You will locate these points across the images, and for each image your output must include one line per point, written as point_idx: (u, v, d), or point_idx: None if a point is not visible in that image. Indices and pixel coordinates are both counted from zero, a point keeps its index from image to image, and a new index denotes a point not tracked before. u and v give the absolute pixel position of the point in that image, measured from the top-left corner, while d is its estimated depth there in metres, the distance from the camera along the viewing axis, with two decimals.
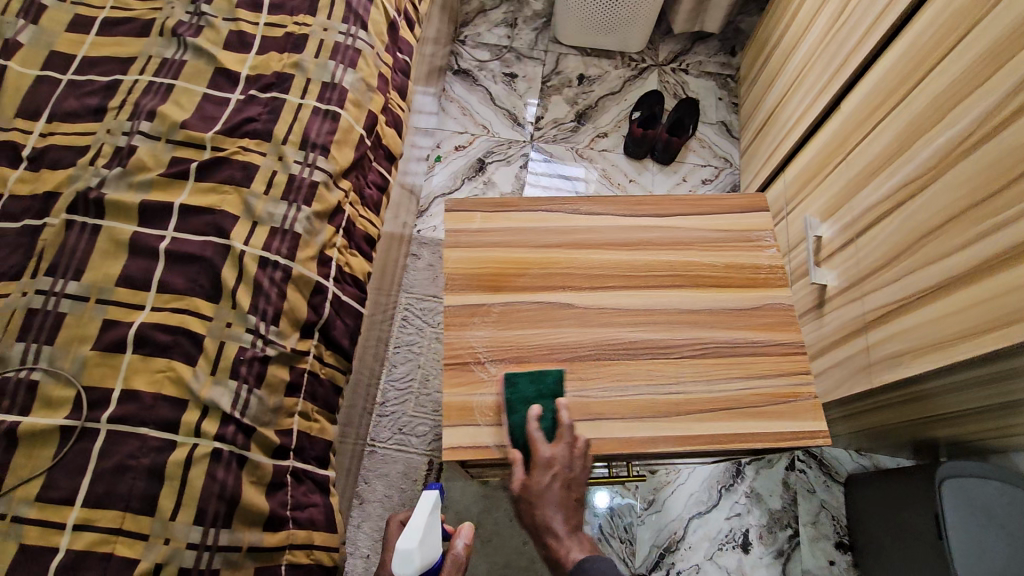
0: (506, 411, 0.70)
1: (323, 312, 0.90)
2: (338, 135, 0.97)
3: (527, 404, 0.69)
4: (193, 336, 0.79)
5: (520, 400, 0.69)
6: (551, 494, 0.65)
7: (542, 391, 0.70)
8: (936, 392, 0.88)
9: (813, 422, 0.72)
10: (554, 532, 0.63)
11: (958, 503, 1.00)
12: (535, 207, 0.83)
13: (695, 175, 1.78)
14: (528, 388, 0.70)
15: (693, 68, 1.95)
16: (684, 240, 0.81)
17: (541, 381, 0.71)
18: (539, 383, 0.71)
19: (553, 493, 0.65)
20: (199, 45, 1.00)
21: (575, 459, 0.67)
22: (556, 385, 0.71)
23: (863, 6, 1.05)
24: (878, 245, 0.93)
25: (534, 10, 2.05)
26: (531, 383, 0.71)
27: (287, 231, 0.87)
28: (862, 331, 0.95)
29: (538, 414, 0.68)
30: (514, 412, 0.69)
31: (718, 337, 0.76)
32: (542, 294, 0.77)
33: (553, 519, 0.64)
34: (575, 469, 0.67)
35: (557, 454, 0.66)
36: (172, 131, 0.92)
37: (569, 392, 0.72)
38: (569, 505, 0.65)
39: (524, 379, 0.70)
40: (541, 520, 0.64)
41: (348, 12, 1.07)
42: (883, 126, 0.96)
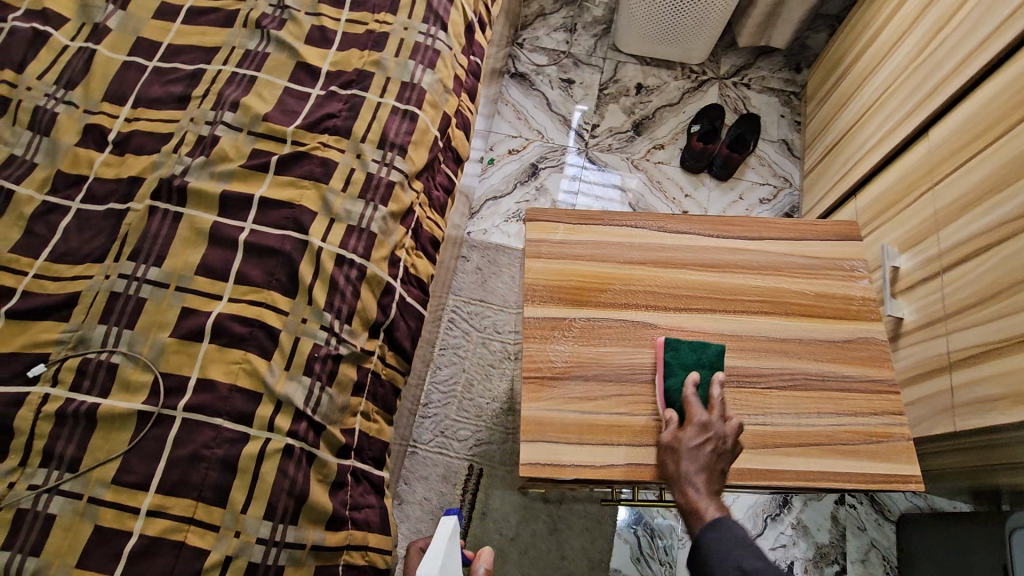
0: (661, 375, 0.70)
1: (391, 312, 0.89)
2: (416, 135, 0.97)
3: (684, 370, 0.69)
4: (269, 329, 0.79)
5: (679, 366, 0.69)
6: (700, 454, 0.63)
7: (702, 364, 0.70)
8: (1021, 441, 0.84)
9: (904, 466, 0.69)
10: (692, 489, 0.62)
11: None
12: (618, 222, 0.81)
13: (753, 194, 1.74)
14: (688, 355, 0.70)
15: (755, 83, 1.91)
16: (771, 265, 0.79)
17: (703, 352, 0.71)
18: (702, 355, 0.71)
19: (697, 454, 0.63)
20: (282, 38, 1.01)
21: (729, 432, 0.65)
22: (716, 356, 0.71)
23: (963, 30, 1.01)
24: (973, 281, 0.89)
25: (594, 17, 2.03)
26: (689, 352, 0.71)
27: (364, 230, 0.87)
28: (946, 370, 0.91)
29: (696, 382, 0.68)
30: (671, 376, 0.69)
31: (805, 369, 0.73)
32: (624, 312, 0.76)
33: (696, 477, 0.63)
34: (724, 440, 0.65)
35: (712, 421, 0.65)
36: (254, 123, 0.93)
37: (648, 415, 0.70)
38: (715, 473, 0.63)
39: (688, 345, 0.71)
40: (681, 474, 0.63)
41: (429, 13, 1.06)
42: (984, 157, 0.92)
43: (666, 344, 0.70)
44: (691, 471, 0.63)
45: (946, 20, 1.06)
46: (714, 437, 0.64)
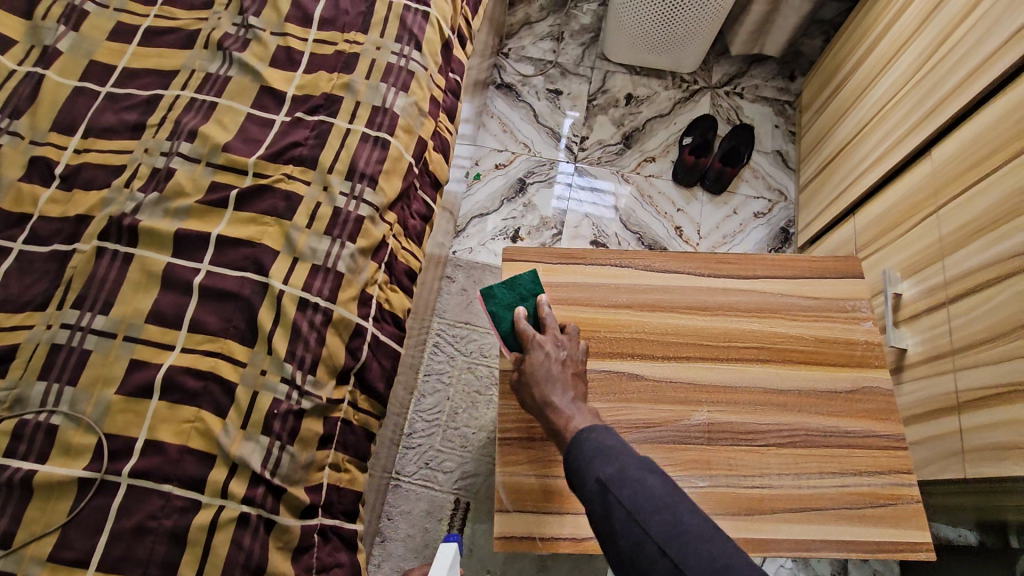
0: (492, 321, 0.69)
1: (361, 355, 0.83)
2: (388, 164, 0.90)
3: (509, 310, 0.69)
4: (225, 383, 0.73)
5: (502, 307, 0.69)
6: (548, 369, 0.64)
7: (528, 295, 0.70)
8: None
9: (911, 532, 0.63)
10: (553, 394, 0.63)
11: None
12: (602, 260, 0.75)
13: (747, 208, 1.69)
14: (506, 296, 0.70)
15: (748, 92, 1.86)
16: (769, 307, 0.73)
17: (517, 286, 0.71)
18: (516, 287, 0.71)
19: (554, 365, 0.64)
20: (245, 61, 0.95)
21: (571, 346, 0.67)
22: (539, 286, 0.71)
23: (968, 44, 0.95)
24: (987, 316, 0.83)
25: (582, 24, 1.98)
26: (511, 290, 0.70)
27: (329, 269, 0.81)
28: (955, 410, 0.86)
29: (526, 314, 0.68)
30: (501, 318, 0.69)
31: (808, 424, 0.67)
32: (610, 362, 0.70)
33: (554, 394, 0.63)
34: (569, 350, 0.67)
35: (549, 338, 0.67)
36: (214, 154, 0.87)
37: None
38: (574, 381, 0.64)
39: (501, 286, 0.70)
40: (541, 397, 0.64)
41: (403, 31, 1.01)
42: (992, 181, 0.86)
43: (483, 294, 0.69)
44: (550, 389, 0.63)
45: (949, 33, 1.00)
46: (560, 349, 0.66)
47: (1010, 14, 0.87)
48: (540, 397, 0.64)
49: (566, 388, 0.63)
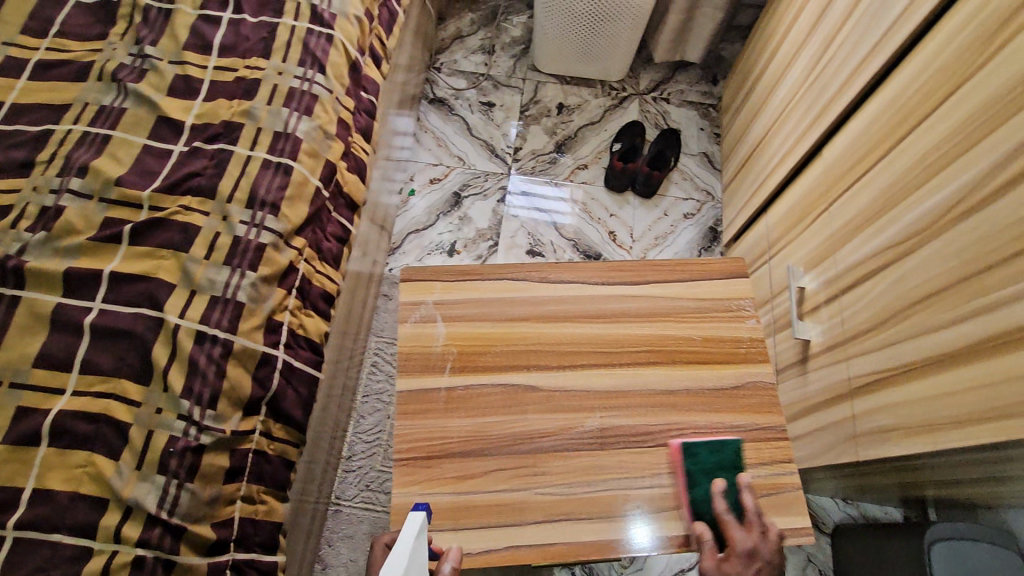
0: (684, 482, 0.65)
1: (271, 385, 0.82)
2: (290, 190, 0.90)
3: (709, 477, 0.65)
4: (118, 425, 0.71)
5: (701, 473, 0.65)
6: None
7: (723, 463, 0.66)
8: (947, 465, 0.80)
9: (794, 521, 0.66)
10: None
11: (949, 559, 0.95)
12: (499, 275, 0.76)
13: (677, 210, 1.73)
14: (709, 460, 0.66)
15: (674, 97, 1.91)
16: (658, 312, 0.76)
17: (722, 453, 0.66)
18: (720, 453, 0.67)
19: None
20: (140, 92, 0.93)
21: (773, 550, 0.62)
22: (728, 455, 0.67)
23: (847, 47, 1.01)
24: (867, 305, 0.88)
25: (512, 37, 2.00)
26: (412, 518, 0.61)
27: (229, 300, 0.80)
28: (847, 397, 0.90)
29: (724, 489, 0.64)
30: (697, 485, 0.65)
31: (693, 422, 0.70)
32: (506, 376, 0.70)
33: None
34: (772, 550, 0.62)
35: (755, 535, 0.62)
36: (107, 189, 0.85)
37: (528, 491, 0.65)
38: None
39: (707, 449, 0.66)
40: None
41: (306, 55, 1.00)
42: (869, 178, 0.92)
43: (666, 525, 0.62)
44: None
45: (833, 37, 1.06)
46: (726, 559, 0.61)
47: (878, 18, 0.94)
48: None
49: None
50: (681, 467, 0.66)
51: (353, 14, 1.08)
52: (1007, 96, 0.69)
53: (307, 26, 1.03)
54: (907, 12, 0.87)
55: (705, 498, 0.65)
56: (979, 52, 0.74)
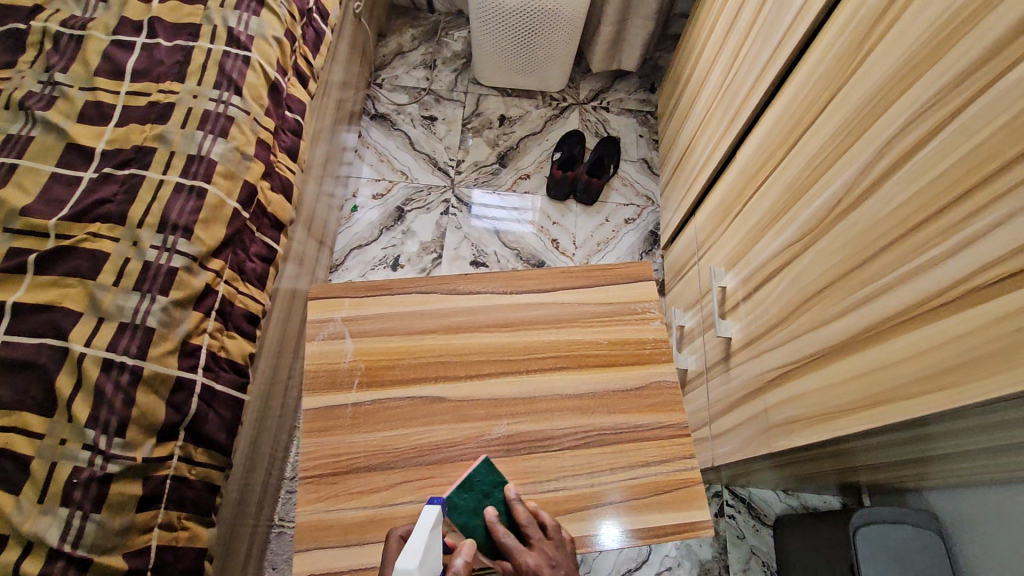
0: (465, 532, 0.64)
1: (188, 410, 0.82)
2: (205, 213, 0.89)
3: (478, 515, 0.63)
4: (19, 458, 0.70)
5: (472, 515, 0.63)
6: None
7: (491, 488, 0.64)
8: (859, 450, 0.83)
9: (696, 514, 0.68)
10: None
11: (877, 531, 0.98)
12: (407, 289, 0.77)
13: (617, 215, 1.77)
14: (469, 501, 0.63)
15: (613, 105, 1.96)
16: (565, 317, 0.77)
17: (473, 484, 0.64)
18: (474, 482, 0.64)
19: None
20: (48, 119, 0.92)
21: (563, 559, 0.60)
22: (482, 480, 0.64)
23: (751, 55, 1.05)
24: (775, 300, 0.89)
25: (453, 51, 2.03)
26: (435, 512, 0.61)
27: (138, 326, 0.80)
28: (761, 393, 0.90)
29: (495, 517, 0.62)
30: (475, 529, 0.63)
31: (599, 423, 0.71)
32: (413, 388, 0.71)
33: None
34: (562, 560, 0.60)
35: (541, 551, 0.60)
36: (11, 219, 0.84)
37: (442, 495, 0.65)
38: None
39: (461, 491, 0.63)
40: None
41: (221, 78, 1.00)
42: (773, 180, 0.94)
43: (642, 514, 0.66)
44: None
45: (741, 46, 1.10)
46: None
47: (773, 29, 0.97)
48: None
49: None
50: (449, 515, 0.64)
51: (272, 35, 1.08)
52: (873, 101, 0.71)
53: (224, 48, 1.03)
54: (794, 23, 0.90)
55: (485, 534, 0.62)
56: (850, 60, 0.76)
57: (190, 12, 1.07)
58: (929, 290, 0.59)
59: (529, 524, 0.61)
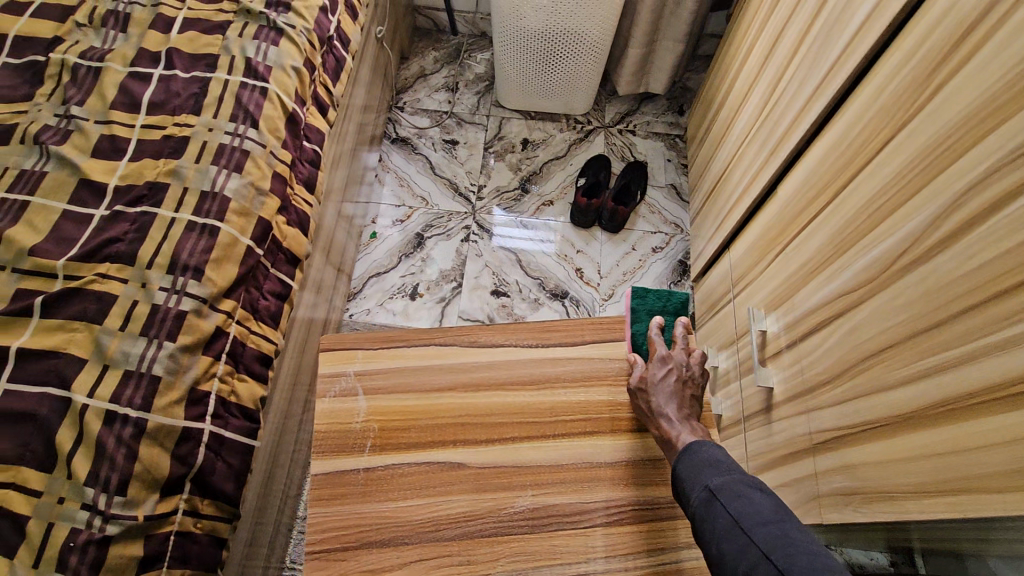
0: (630, 320, 0.77)
1: (196, 461, 0.78)
2: (217, 252, 0.86)
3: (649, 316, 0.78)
4: (15, 519, 0.66)
5: (645, 312, 0.78)
6: (665, 385, 0.70)
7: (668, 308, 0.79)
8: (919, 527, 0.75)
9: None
10: (666, 424, 0.68)
11: None
12: (425, 341, 0.72)
13: (644, 244, 1.70)
14: (654, 302, 0.78)
15: (640, 129, 1.90)
16: (596, 375, 0.72)
17: (665, 298, 0.79)
18: (665, 296, 0.79)
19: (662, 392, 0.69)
20: (62, 155, 0.90)
21: (687, 360, 0.75)
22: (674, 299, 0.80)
23: (796, 84, 0.99)
24: (824, 354, 0.82)
25: (475, 73, 1.99)
26: None
27: (143, 374, 0.76)
28: (811, 453, 0.82)
29: (663, 323, 0.77)
30: (638, 322, 0.77)
31: (632, 498, 0.66)
32: (430, 453, 0.66)
33: (667, 407, 0.69)
34: (687, 371, 0.74)
35: (676, 354, 0.75)
36: (20, 259, 0.81)
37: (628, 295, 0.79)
38: (681, 396, 0.71)
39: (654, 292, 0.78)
40: (653, 409, 0.68)
41: (238, 110, 0.98)
42: (822, 219, 0.87)
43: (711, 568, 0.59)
44: (663, 403, 0.69)
45: (783, 74, 1.04)
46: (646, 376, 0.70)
47: (819, 60, 0.91)
48: (652, 408, 0.68)
49: (679, 404, 0.69)
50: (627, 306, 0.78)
51: (291, 65, 1.05)
52: (941, 147, 0.64)
53: (241, 79, 1.00)
54: (844, 54, 0.84)
55: (644, 332, 0.77)
56: (914, 97, 0.70)
57: (209, 43, 1.04)
58: (1020, 369, 0.52)
59: (684, 338, 0.76)
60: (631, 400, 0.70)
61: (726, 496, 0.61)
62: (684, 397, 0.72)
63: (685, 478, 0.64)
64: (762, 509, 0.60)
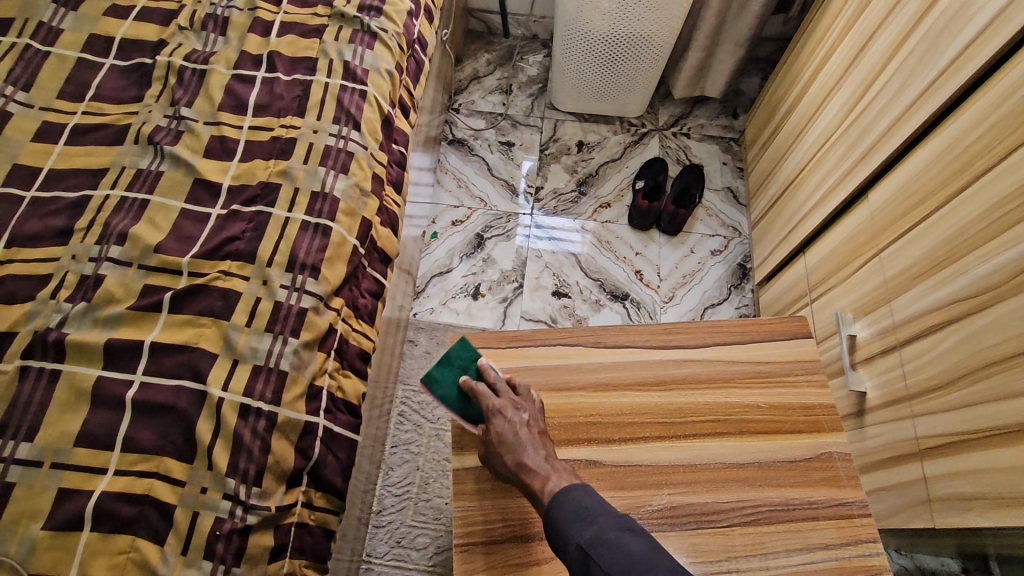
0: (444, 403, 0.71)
1: (313, 454, 0.80)
2: (330, 251, 0.88)
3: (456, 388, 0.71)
4: (162, 506, 0.70)
5: (449, 387, 0.71)
6: (515, 435, 0.66)
7: (466, 363, 0.72)
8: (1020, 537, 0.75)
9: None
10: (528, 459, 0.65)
11: None
12: (550, 340, 0.77)
13: (703, 246, 1.71)
14: (446, 374, 0.72)
15: (694, 132, 1.91)
16: (718, 375, 0.76)
17: (452, 360, 0.72)
18: (451, 359, 0.73)
19: (517, 432, 0.66)
20: (176, 155, 0.93)
21: (523, 399, 0.70)
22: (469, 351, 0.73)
23: (890, 91, 0.98)
24: (933, 360, 0.83)
25: (529, 76, 2.01)
26: None
27: (271, 369, 0.79)
28: (917, 457, 0.83)
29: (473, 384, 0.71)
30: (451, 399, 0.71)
31: (767, 499, 0.69)
32: (566, 451, 0.70)
33: (527, 458, 0.65)
34: (529, 411, 0.69)
35: (504, 404, 0.68)
36: (146, 256, 0.84)
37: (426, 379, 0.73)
38: (534, 438, 0.67)
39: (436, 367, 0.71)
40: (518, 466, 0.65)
41: (340, 112, 1.00)
42: (927, 228, 0.87)
43: None
44: (524, 455, 0.65)
45: (871, 81, 1.04)
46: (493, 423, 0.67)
47: (922, 67, 0.91)
48: (512, 464, 0.65)
49: (533, 447, 0.65)
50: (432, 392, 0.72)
51: (385, 69, 1.07)
52: None
53: (341, 82, 1.02)
54: (955, 62, 0.84)
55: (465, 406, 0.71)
56: None
57: (307, 46, 1.07)
58: None
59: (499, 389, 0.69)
60: (489, 460, 0.67)
61: (600, 549, 0.57)
62: (541, 437, 0.68)
63: (558, 534, 0.59)
64: (634, 552, 0.57)
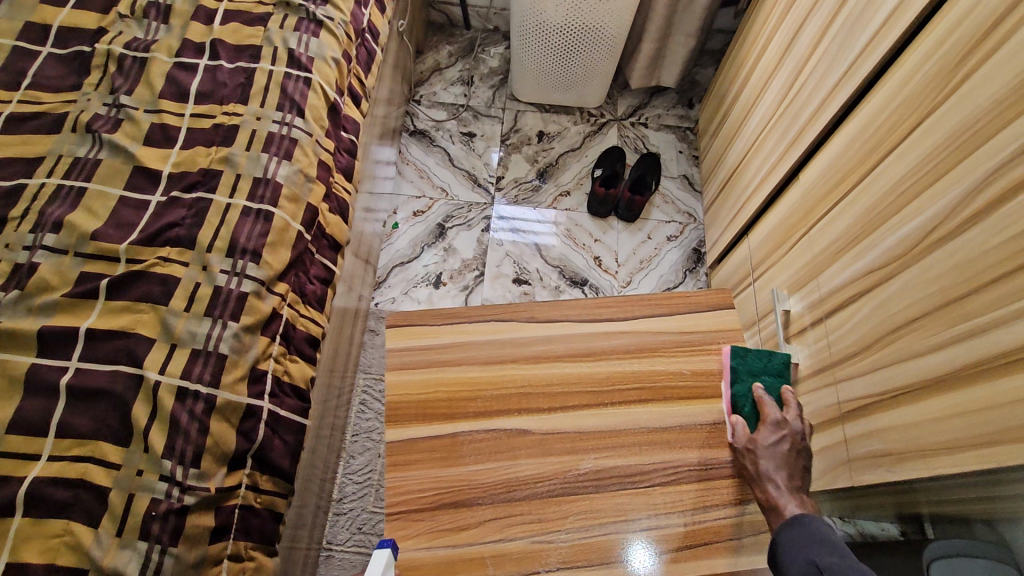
0: (728, 379, 0.76)
1: (256, 437, 0.81)
2: (272, 236, 0.89)
3: (752, 378, 0.76)
4: (98, 489, 0.70)
5: (749, 373, 0.76)
6: (778, 452, 0.71)
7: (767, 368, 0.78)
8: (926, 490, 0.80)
9: (749, 560, 0.69)
10: (773, 489, 0.69)
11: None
12: (486, 317, 0.79)
13: (659, 232, 1.74)
14: (754, 364, 0.77)
15: (652, 121, 1.94)
16: (647, 346, 0.79)
17: (770, 361, 0.78)
18: (770, 362, 0.78)
19: (778, 459, 0.70)
20: (115, 142, 0.92)
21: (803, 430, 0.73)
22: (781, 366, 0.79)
23: (818, 75, 1.02)
24: (854, 329, 0.86)
25: (490, 67, 2.02)
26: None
27: (210, 353, 0.79)
28: (840, 422, 0.87)
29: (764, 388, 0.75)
30: (740, 383, 0.76)
31: (691, 459, 0.73)
32: (496, 421, 0.73)
33: (777, 476, 0.69)
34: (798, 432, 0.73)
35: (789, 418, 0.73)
36: (83, 243, 0.83)
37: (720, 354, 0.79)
38: (794, 467, 0.70)
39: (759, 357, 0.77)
40: (760, 473, 0.70)
41: (284, 99, 1.00)
42: (847, 203, 0.91)
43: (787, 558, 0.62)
44: (771, 469, 0.69)
45: (803, 66, 1.07)
46: (778, 541, 0.64)
47: (844, 51, 0.94)
48: (759, 477, 0.70)
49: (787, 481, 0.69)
50: (728, 365, 0.77)
51: (331, 56, 1.07)
52: (969, 131, 0.68)
53: (285, 69, 1.02)
54: (871, 44, 0.87)
55: (745, 392, 0.75)
56: (938, 89, 0.74)
57: (251, 34, 1.06)
58: None
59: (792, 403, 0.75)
60: (737, 456, 0.73)
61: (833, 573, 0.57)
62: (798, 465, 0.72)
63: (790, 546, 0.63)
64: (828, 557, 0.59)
